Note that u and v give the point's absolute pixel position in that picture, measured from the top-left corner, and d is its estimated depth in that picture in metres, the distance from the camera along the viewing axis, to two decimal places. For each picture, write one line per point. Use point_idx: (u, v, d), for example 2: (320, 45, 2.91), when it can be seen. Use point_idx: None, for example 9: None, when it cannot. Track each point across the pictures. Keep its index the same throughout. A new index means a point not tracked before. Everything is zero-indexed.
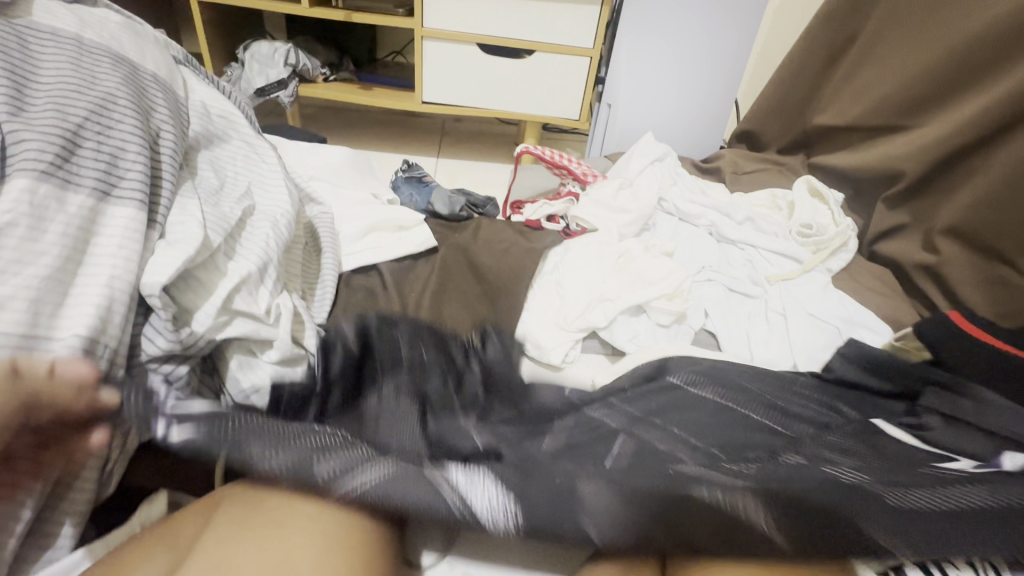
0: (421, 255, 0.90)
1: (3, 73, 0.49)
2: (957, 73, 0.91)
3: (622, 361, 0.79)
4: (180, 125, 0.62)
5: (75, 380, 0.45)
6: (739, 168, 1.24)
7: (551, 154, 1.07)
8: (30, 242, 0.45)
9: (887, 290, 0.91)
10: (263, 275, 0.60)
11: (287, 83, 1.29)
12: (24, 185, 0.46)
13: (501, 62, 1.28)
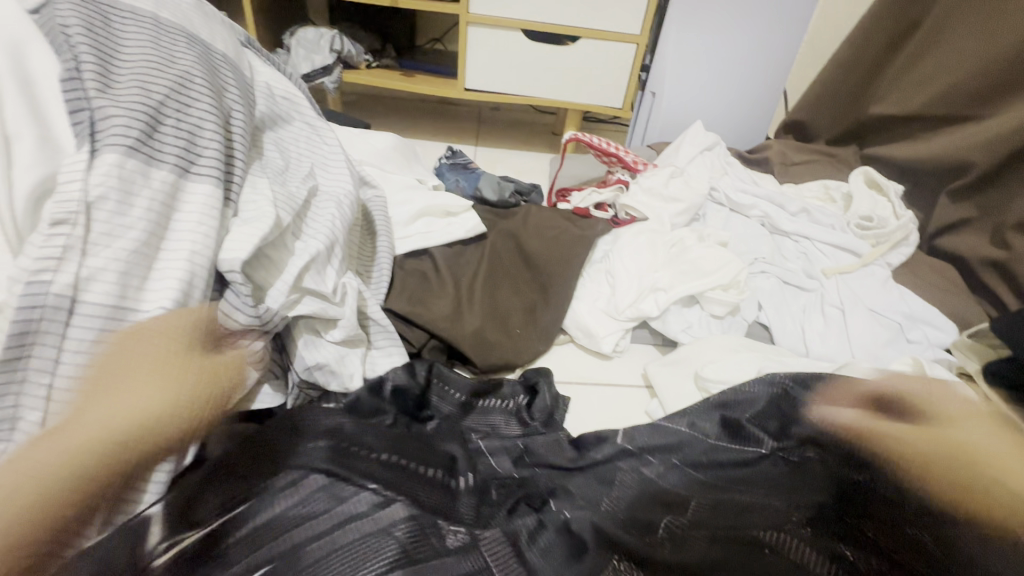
0: (471, 241, 0.89)
1: (90, 50, 0.50)
2: None
3: (675, 352, 0.78)
4: (248, 105, 0.63)
5: (160, 350, 0.46)
6: (789, 158, 1.21)
7: (601, 141, 1.03)
8: (119, 217, 0.46)
9: (950, 286, 0.88)
10: (330, 255, 0.61)
11: (332, 69, 1.30)
12: (113, 159, 0.47)
13: (545, 48, 1.26)
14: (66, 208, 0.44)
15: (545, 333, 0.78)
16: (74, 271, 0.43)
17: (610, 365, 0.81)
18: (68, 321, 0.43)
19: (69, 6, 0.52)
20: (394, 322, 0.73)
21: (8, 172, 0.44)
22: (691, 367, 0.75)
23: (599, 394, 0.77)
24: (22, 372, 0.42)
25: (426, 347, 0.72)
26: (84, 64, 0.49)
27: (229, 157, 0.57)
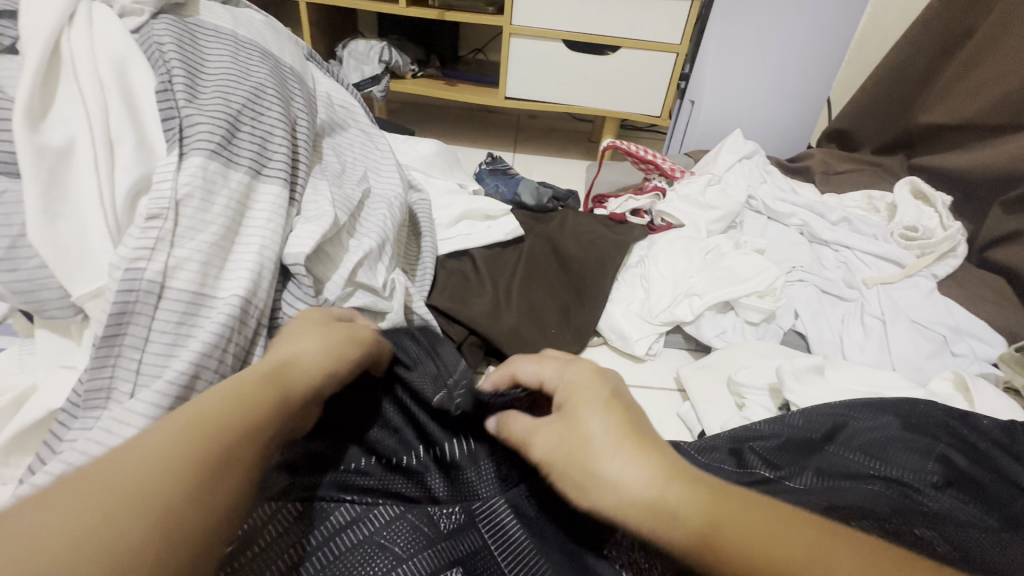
0: (509, 243, 0.92)
1: (180, 65, 0.56)
2: None
3: (708, 357, 0.78)
4: (311, 115, 0.69)
5: (233, 333, 0.51)
6: (830, 167, 1.20)
7: (637, 148, 1.05)
8: (202, 213, 0.52)
9: (1000, 301, 0.85)
10: (381, 252, 0.65)
11: (380, 78, 1.36)
12: (198, 162, 0.52)
13: (585, 57, 1.29)
14: (159, 204, 0.49)
15: (578, 336, 0.81)
16: (163, 261, 0.49)
17: (643, 368, 0.83)
18: (157, 304, 0.49)
19: (163, 26, 0.59)
20: (436, 318, 0.77)
21: (111, 172, 0.51)
22: (725, 372, 0.75)
23: (631, 396, 0.79)
24: (118, 348, 0.48)
25: (466, 341, 0.76)
26: (175, 78, 0.55)
27: (294, 161, 0.63)
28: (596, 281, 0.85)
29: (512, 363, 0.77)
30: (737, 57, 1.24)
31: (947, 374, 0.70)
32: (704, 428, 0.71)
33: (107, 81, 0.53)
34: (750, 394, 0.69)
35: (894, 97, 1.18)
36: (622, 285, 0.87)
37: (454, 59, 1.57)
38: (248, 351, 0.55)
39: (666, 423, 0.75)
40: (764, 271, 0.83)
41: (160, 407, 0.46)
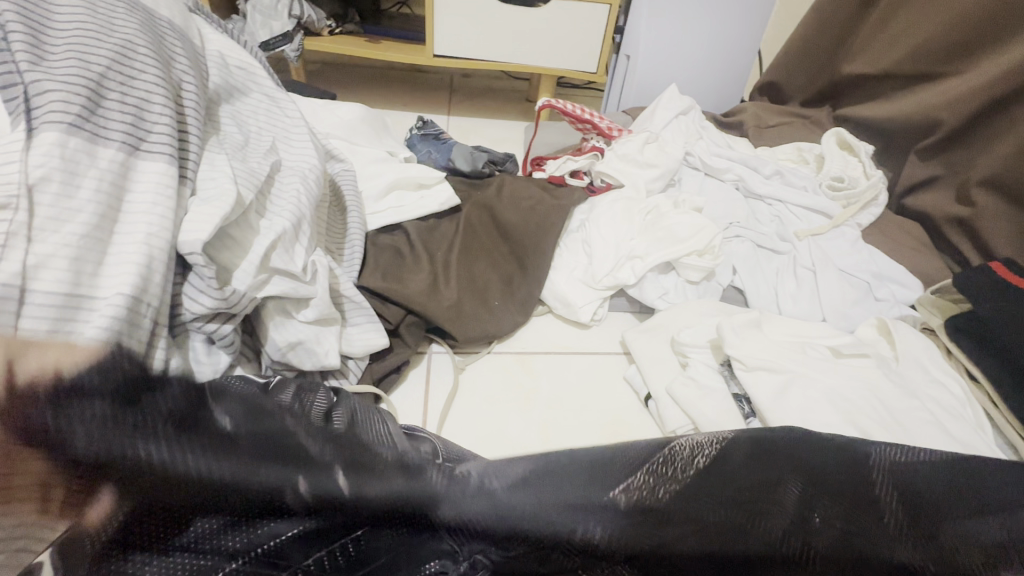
0: (445, 213, 0.87)
1: (17, 19, 0.46)
2: (986, 21, 0.88)
3: (652, 320, 0.78)
4: (200, 77, 0.60)
5: (121, 337, 0.44)
6: (763, 121, 1.21)
7: (573, 107, 1.01)
8: (65, 200, 0.44)
9: (917, 246, 0.89)
10: (297, 233, 0.59)
11: (292, 36, 1.23)
12: (53, 138, 0.44)
13: (515, 11, 1.21)
14: (5, 191, 0.41)
15: (522, 306, 0.79)
16: (21, 259, 0.41)
17: (589, 334, 0.81)
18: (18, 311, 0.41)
19: None
20: (371, 300, 0.71)
21: None
22: (668, 333, 0.75)
23: (577, 364, 0.77)
24: None
25: (403, 321, 0.71)
26: (12, 35, 0.45)
27: (183, 133, 0.54)
28: (535, 248, 0.82)
29: (455, 337, 0.73)
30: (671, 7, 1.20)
31: (872, 320, 0.72)
32: (652, 392, 0.69)
33: None
34: (694, 353, 0.69)
35: (821, 48, 1.19)
36: (563, 252, 0.86)
37: (377, 14, 1.45)
38: (147, 354, 0.48)
39: (615, 390, 0.74)
40: (701, 229, 0.83)
41: None
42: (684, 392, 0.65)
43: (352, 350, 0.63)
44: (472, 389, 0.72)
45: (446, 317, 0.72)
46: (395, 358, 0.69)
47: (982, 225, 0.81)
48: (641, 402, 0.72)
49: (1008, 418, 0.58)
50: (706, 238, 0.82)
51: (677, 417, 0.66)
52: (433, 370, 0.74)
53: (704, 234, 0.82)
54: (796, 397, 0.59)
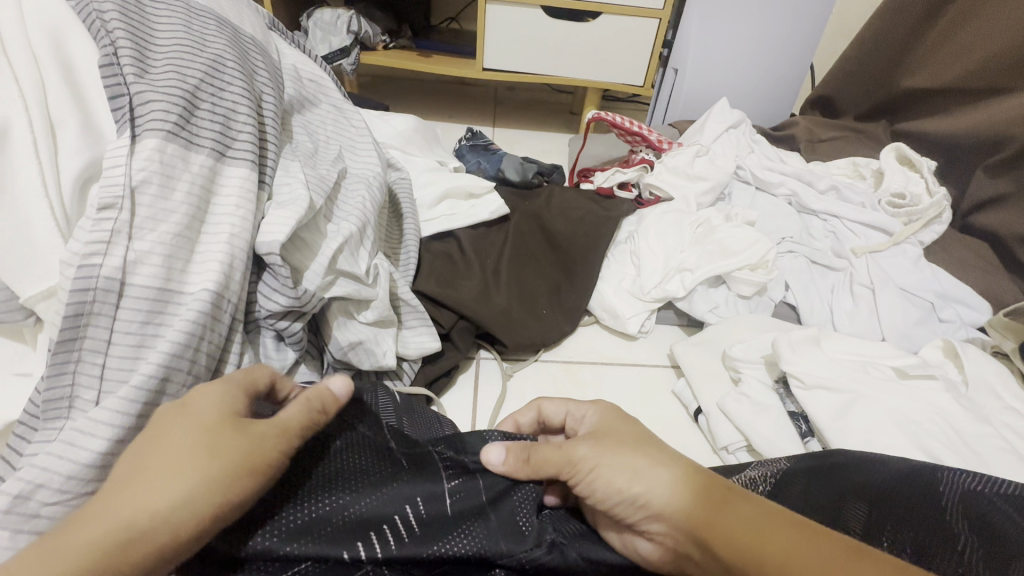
0: (494, 222, 0.89)
1: (125, 36, 0.50)
2: None
3: (702, 333, 0.77)
4: (277, 89, 0.63)
5: (205, 330, 0.47)
6: (815, 135, 1.18)
7: (622, 120, 1.01)
8: (161, 201, 0.47)
9: (985, 266, 0.85)
10: (362, 237, 0.61)
11: (349, 50, 1.29)
12: (154, 144, 0.47)
13: (565, 25, 1.23)
14: (112, 192, 0.44)
15: (569, 315, 0.79)
16: (122, 255, 0.44)
17: (636, 346, 0.81)
18: (118, 302, 0.44)
19: None
20: (425, 304, 0.73)
21: (55, 158, 0.45)
22: (719, 347, 0.74)
23: (624, 375, 0.77)
24: (77, 354, 0.43)
25: (454, 326, 0.72)
26: (121, 50, 0.49)
27: (262, 141, 0.58)
28: (583, 259, 0.83)
29: (505, 344, 0.74)
30: (722, 21, 1.20)
31: (937, 341, 0.69)
32: (702, 406, 0.68)
33: (42, 57, 0.47)
34: (746, 369, 0.68)
35: (878, 61, 1.16)
36: (610, 262, 0.86)
37: (427, 29, 1.50)
38: (225, 347, 0.51)
39: (663, 404, 0.73)
40: (754, 242, 0.82)
41: (128, 415, 0.42)
42: (737, 408, 0.64)
43: (406, 352, 0.65)
44: (519, 396, 0.73)
45: (496, 322, 0.74)
46: (446, 361, 0.71)
47: None
48: (690, 416, 0.71)
49: None
50: (759, 251, 0.81)
51: (729, 432, 0.64)
52: (481, 375, 0.75)
53: (756, 248, 0.81)
54: (857, 417, 0.57)
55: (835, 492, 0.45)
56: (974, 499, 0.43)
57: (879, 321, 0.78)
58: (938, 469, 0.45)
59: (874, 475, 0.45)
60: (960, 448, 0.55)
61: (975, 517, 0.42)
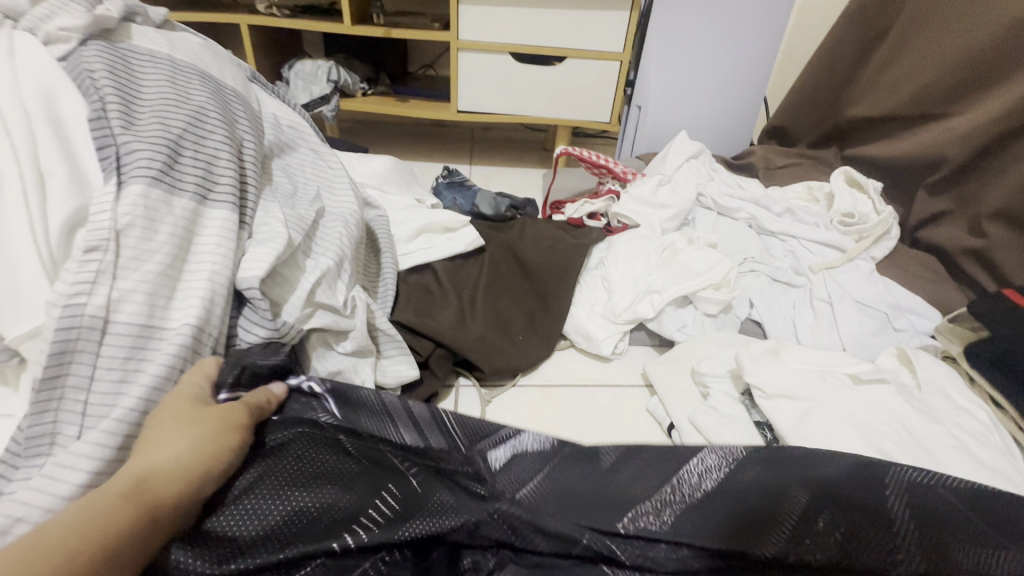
0: (470, 254, 0.93)
1: (113, 92, 0.54)
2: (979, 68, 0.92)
3: (672, 352, 0.80)
4: (257, 135, 0.67)
5: (186, 363, 0.49)
6: (773, 163, 1.26)
7: (589, 154, 1.08)
8: (145, 242, 0.50)
9: (935, 277, 0.90)
10: (339, 270, 0.64)
11: (330, 98, 1.35)
12: (138, 189, 0.50)
13: (533, 69, 1.31)
14: (97, 235, 0.47)
15: (545, 339, 0.82)
16: (106, 293, 0.47)
17: (610, 367, 0.84)
18: (102, 339, 0.46)
19: (94, 52, 0.56)
20: (403, 333, 0.76)
21: (43, 205, 0.48)
22: (688, 364, 0.77)
23: (600, 395, 0.79)
24: (60, 390, 0.45)
25: (433, 354, 0.75)
26: (109, 105, 0.53)
27: (243, 184, 0.61)
28: (555, 285, 0.87)
29: (483, 370, 0.77)
30: (678, 61, 1.29)
31: (891, 349, 0.73)
32: (675, 421, 0.71)
33: (33, 111, 0.50)
34: (714, 382, 0.71)
35: (824, 93, 1.25)
36: (583, 287, 0.90)
37: (405, 76, 1.58)
38: None
39: (639, 421, 0.75)
40: (716, 262, 0.86)
41: (108, 448, 0.43)
42: (706, 421, 0.66)
43: (385, 381, 0.67)
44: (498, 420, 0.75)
45: (474, 348, 0.76)
46: (426, 389, 0.73)
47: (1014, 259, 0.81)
48: (665, 432, 0.73)
49: None
50: (721, 270, 0.85)
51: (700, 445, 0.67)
52: (461, 401, 0.77)
53: (718, 268, 0.85)
54: (816, 422, 0.60)
55: (782, 480, 0.49)
56: (921, 490, 0.46)
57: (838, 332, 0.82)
58: (887, 464, 0.49)
59: (825, 473, 0.49)
60: (915, 448, 0.57)
61: (919, 509, 0.47)
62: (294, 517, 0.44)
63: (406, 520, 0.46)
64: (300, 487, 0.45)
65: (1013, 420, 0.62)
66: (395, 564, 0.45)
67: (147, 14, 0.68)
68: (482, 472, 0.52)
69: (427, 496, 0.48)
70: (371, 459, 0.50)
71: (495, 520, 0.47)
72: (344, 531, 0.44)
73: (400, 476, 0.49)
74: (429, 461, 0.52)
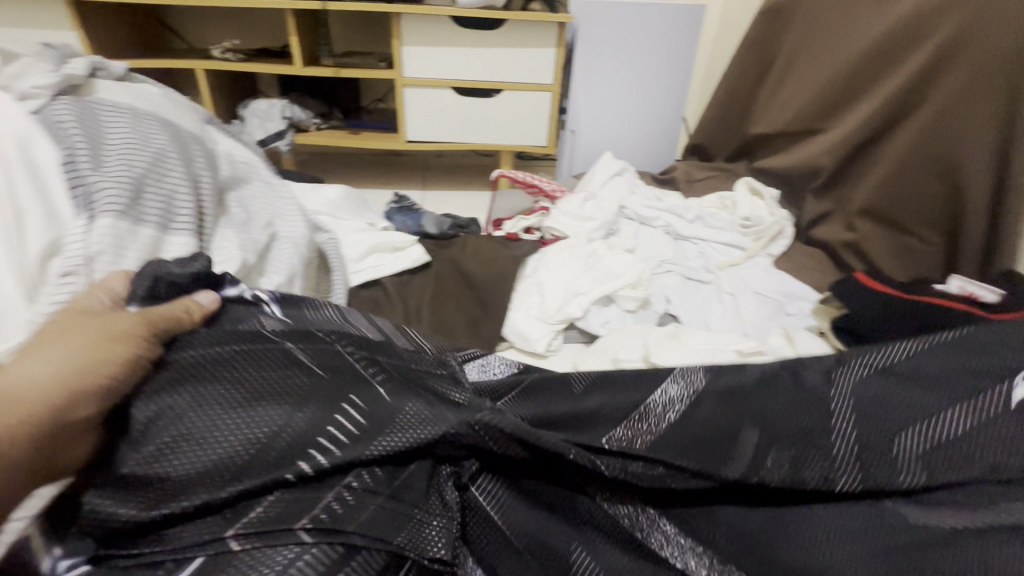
0: (417, 270, 1.02)
1: (82, 139, 0.62)
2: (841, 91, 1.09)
3: (596, 345, 0.91)
4: (213, 172, 0.76)
5: None
6: (692, 176, 1.41)
7: (523, 176, 1.23)
8: (114, 267, 0.58)
9: (823, 268, 1.04)
10: (291, 286, 0.73)
11: (284, 133, 1.44)
12: (107, 222, 0.59)
13: (473, 101, 1.44)
14: (72, 261, 0.55)
15: (485, 341, 0.92)
16: None
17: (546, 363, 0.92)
18: None
19: (63, 105, 0.65)
20: None
21: (23, 239, 0.55)
22: (609, 354, 0.88)
23: None
24: None
25: None
26: (78, 151, 0.61)
27: (200, 215, 0.70)
28: (494, 293, 0.97)
29: None
30: (603, 90, 1.44)
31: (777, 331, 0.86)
32: None
33: (12, 159, 0.58)
34: (629, 366, 0.82)
35: (730, 115, 1.42)
36: (520, 292, 0.99)
37: (357, 110, 1.68)
38: None
39: None
40: (633, 265, 0.99)
41: None
42: None
43: None
44: None
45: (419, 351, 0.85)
46: None
47: (880, 248, 0.96)
48: None
49: None
50: (636, 272, 0.98)
51: None
52: None
53: (634, 270, 0.98)
54: None
55: (735, 414, 0.50)
56: None
57: (739, 319, 0.95)
58: None
59: (769, 399, 0.51)
60: None
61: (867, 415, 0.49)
62: (233, 449, 0.43)
63: (375, 436, 0.47)
64: (238, 416, 0.45)
65: None
66: (364, 489, 0.45)
67: (109, 68, 0.77)
68: (432, 380, 0.53)
69: (395, 407, 0.49)
70: (316, 376, 0.49)
71: (475, 433, 0.48)
72: (298, 456, 0.44)
73: (355, 390, 0.49)
74: (385, 371, 0.52)
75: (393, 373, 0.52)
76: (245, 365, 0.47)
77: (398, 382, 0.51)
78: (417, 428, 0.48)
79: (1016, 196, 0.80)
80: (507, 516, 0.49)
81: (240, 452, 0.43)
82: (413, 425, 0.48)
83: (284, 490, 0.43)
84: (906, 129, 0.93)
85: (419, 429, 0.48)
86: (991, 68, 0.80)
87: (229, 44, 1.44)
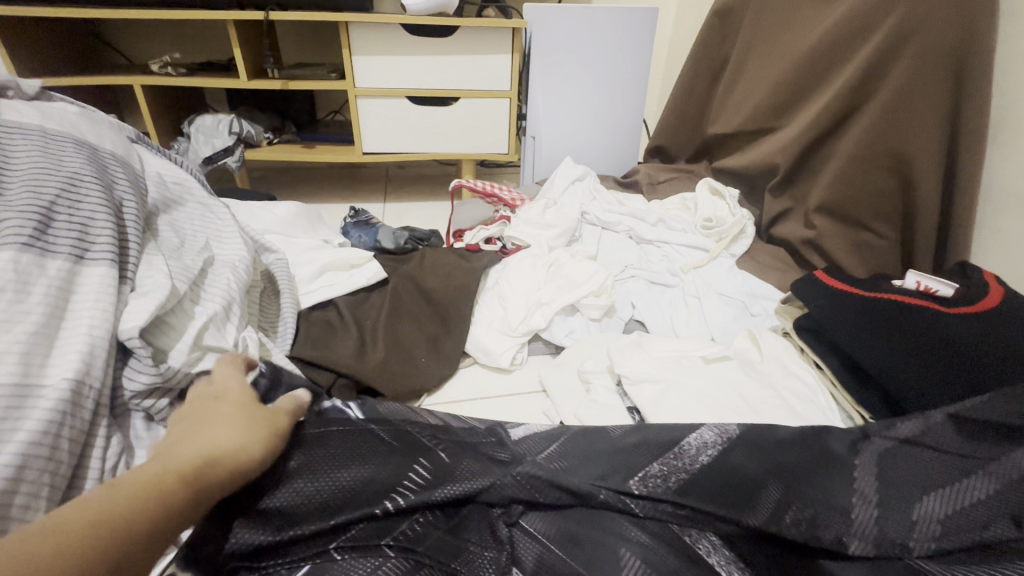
0: (374, 287, 0.98)
1: None
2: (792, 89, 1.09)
3: (562, 356, 0.88)
4: (140, 195, 0.71)
5: (65, 415, 0.51)
6: (654, 179, 1.40)
7: (483, 185, 1.20)
8: (17, 304, 0.52)
9: (785, 266, 1.04)
10: (228, 314, 0.68)
11: (233, 149, 1.38)
12: (8, 256, 0.53)
13: (430, 109, 1.41)
14: None
15: (448, 358, 0.88)
16: None
17: (512, 378, 0.91)
18: None
19: None
20: (303, 368, 0.79)
21: None
22: (573, 366, 0.85)
23: (499, 404, 0.86)
24: None
25: (334, 385, 0.79)
26: None
27: (124, 241, 0.64)
28: (454, 307, 0.94)
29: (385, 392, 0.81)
30: (562, 94, 1.43)
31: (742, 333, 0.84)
32: (563, 418, 0.77)
33: None
34: (594, 377, 0.79)
35: (689, 117, 1.43)
36: (482, 306, 0.97)
37: (312, 123, 1.63)
38: (90, 433, 0.54)
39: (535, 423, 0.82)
40: (595, 271, 0.96)
41: None
42: (588, 412, 0.74)
43: None
44: None
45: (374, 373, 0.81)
46: None
47: (842, 244, 0.96)
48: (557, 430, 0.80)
49: (846, 395, 0.71)
50: (599, 278, 0.95)
51: None
52: None
53: (597, 276, 0.95)
54: (670, 400, 0.70)
55: (765, 462, 0.55)
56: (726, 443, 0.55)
57: (707, 322, 0.93)
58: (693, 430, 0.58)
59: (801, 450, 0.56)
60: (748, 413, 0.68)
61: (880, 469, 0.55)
62: (336, 496, 0.48)
63: (440, 484, 0.51)
64: (338, 461, 0.50)
65: (831, 378, 0.74)
66: (431, 523, 0.49)
67: (19, 86, 0.72)
68: (497, 444, 0.59)
69: (463, 463, 0.54)
70: (400, 437, 0.55)
71: (517, 483, 0.53)
72: (385, 496, 0.49)
73: (436, 448, 0.55)
74: (452, 436, 0.58)
75: (458, 437, 0.58)
76: (343, 426, 0.54)
77: (466, 444, 0.57)
78: (491, 476, 0.53)
79: (966, 186, 0.80)
80: (550, 530, 0.51)
81: (334, 497, 0.48)
82: (483, 478, 0.53)
83: (365, 531, 0.47)
84: (856, 125, 0.94)
85: (493, 476, 0.53)
86: (934, 59, 0.81)
87: (168, 58, 1.37)
